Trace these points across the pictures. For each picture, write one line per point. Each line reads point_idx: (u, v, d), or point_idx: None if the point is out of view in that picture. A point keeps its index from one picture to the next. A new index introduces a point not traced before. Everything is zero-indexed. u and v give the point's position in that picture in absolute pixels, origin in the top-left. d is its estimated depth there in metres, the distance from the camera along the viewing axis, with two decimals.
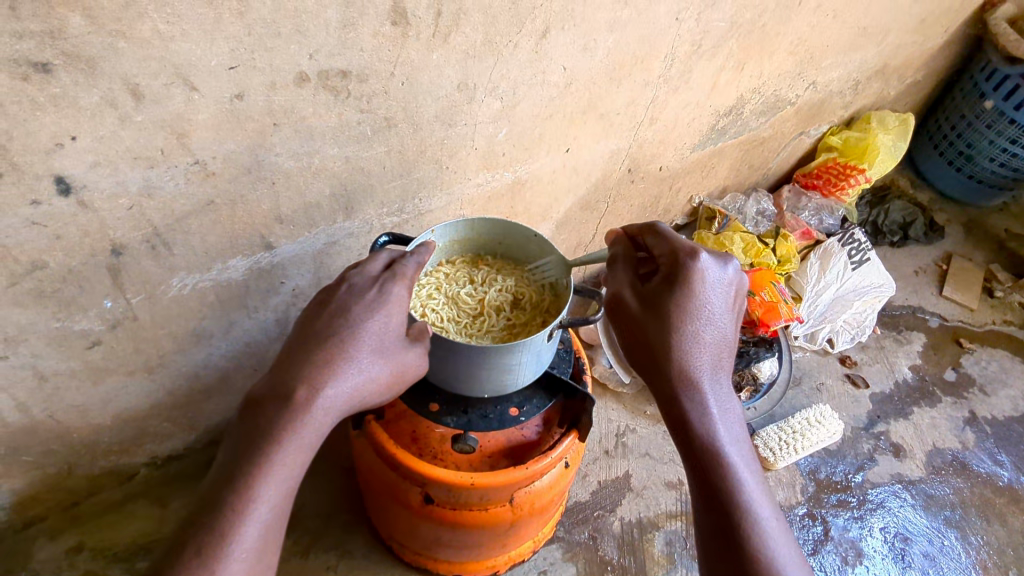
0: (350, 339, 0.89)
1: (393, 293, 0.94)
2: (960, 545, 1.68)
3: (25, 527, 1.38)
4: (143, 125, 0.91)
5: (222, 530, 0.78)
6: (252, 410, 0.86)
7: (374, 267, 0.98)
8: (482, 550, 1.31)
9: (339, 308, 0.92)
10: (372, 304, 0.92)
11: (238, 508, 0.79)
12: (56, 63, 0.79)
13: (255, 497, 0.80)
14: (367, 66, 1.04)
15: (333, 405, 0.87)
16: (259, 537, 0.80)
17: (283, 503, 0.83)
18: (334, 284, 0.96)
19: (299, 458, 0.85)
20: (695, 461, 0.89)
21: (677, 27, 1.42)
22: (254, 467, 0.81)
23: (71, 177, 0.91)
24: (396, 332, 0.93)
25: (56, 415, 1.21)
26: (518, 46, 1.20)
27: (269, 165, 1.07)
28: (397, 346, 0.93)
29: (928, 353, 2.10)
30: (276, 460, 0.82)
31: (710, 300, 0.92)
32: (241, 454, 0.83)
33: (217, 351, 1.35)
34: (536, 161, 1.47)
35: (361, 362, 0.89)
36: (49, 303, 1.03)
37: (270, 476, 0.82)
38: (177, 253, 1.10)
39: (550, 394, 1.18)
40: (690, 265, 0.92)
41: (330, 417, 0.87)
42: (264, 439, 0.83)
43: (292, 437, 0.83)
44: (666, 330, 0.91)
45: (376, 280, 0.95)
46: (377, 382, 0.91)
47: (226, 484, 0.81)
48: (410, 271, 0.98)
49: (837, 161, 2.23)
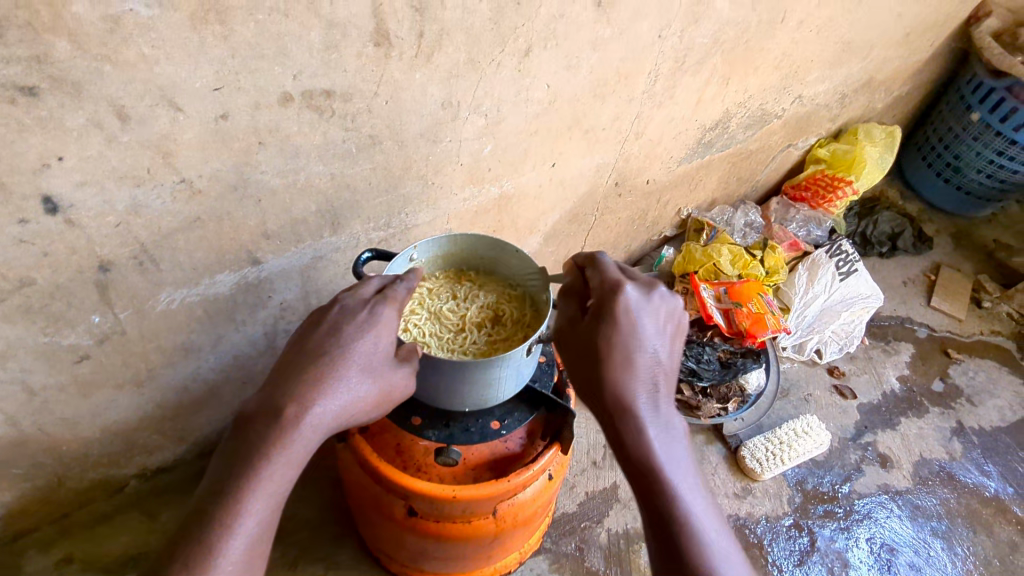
0: (340, 358, 0.91)
1: (384, 315, 0.95)
2: (946, 556, 1.68)
3: (14, 539, 1.40)
4: (130, 145, 0.93)
5: (210, 542, 0.80)
6: (243, 425, 0.88)
7: (366, 290, 0.99)
8: (467, 562, 1.32)
9: (331, 328, 0.94)
10: (363, 324, 0.94)
11: (225, 522, 0.81)
12: (43, 86, 0.82)
13: (243, 510, 0.82)
14: (351, 86, 1.06)
15: (321, 423, 0.88)
16: (246, 551, 0.82)
17: (270, 517, 0.85)
18: (327, 304, 0.97)
19: (286, 474, 0.86)
20: (643, 490, 0.90)
21: (660, 43, 1.44)
22: (242, 481, 0.83)
23: (58, 197, 0.93)
24: (386, 352, 0.95)
25: (46, 428, 1.23)
26: (502, 65, 1.22)
27: (255, 183, 1.09)
28: (387, 366, 0.95)
29: (916, 364, 2.11)
30: (264, 475, 0.84)
31: (641, 330, 0.94)
32: (231, 467, 0.85)
33: (206, 364, 1.36)
34: (521, 176, 1.49)
35: (350, 380, 0.91)
36: (37, 318, 1.05)
37: (258, 491, 0.84)
38: (165, 269, 1.12)
39: (532, 408, 1.21)
40: (617, 299, 0.93)
41: (318, 435, 0.88)
42: (252, 454, 0.84)
43: (280, 453, 0.85)
44: (601, 365, 0.92)
45: (367, 302, 0.96)
46: (365, 401, 0.92)
47: (215, 498, 0.83)
48: (401, 295, 0.99)
49: (825, 172, 2.25)
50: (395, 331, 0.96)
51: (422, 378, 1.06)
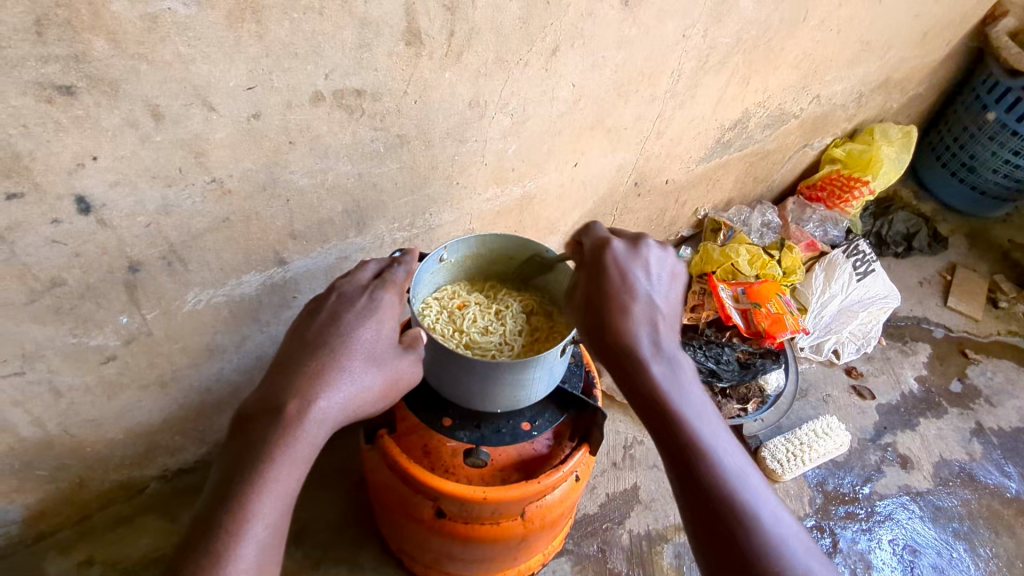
0: (342, 349, 0.91)
1: (383, 300, 0.97)
2: (968, 557, 1.68)
3: (36, 541, 1.39)
4: (162, 144, 0.92)
5: (219, 551, 0.77)
6: (245, 428, 0.87)
7: (363, 276, 1.02)
8: (492, 564, 1.31)
9: (331, 318, 0.94)
10: (363, 312, 0.95)
11: (234, 529, 0.78)
12: (79, 86, 0.81)
13: (250, 515, 0.80)
14: (382, 85, 1.06)
15: (327, 417, 0.87)
16: (257, 558, 0.79)
17: (280, 522, 0.83)
18: (325, 294, 0.99)
19: (293, 473, 0.85)
20: (661, 434, 0.90)
21: (684, 43, 1.44)
22: (249, 482, 0.81)
23: (91, 197, 0.92)
24: (389, 340, 0.95)
25: (70, 429, 1.22)
26: (529, 64, 1.21)
27: (285, 183, 1.09)
28: (391, 353, 0.95)
29: (934, 364, 2.10)
30: (270, 476, 0.82)
31: (638, 285, 0.95)
32: (235, 470, 0.83)
33: (230, 365, 1.36)
34: (545, 175, 1.48)
35: (354, 371, 0.90)
36: (66, 319, 1.04)
37: (265, 493, 0.82)
38: (193, 270, 1.11)
39: (562, 409, 1.20)
40: (606, 256, 0.97)
41: (325, 429, 0.87)
42: (257, 455, 0.83)
43: (285, 451, 0.83)
44: (610, 326, 0.93)
45: (366, 288, 0.99)
46: (371, 391, 0.92)
47: (220, 506, 0.80)
48: (400, 279, 1.02)
49: (841, 172, 2.23)
50: (397, 316, 0.98)
51: (453, 381, 1.06)
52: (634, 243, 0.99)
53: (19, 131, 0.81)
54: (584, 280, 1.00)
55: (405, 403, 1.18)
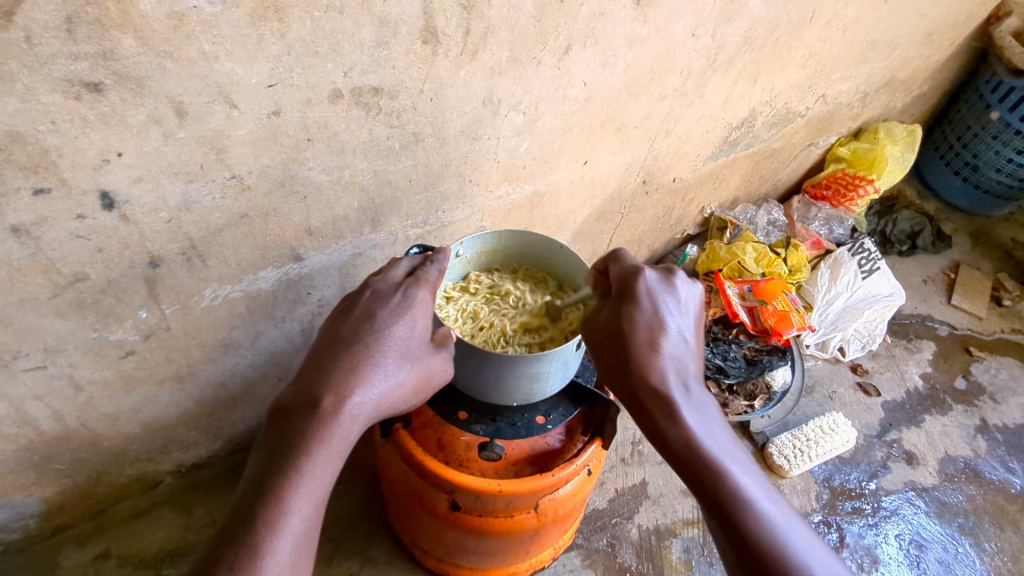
0: (376, 346, 0.92)
1: (417, 298, 0.99)
2: (974, 552, 1.69)
3: (52, 535, 1.41)
4: (185, 140, 0.94)
5: (256, 542, 0.79)
6: (281, 422, 0.88)
7: (396, 274, 1.03)
8: (505, 556, 1.33)
9: (365, 315, 0.96)
10: (397, 309, 0.97)
11: (270, 519, 0.80)
12: (107, 83, 0.82)
13: (287, 506, 0.82)
14: (398, 83, 1.07)
15: (361, 412, 0.89)
16: (293, 550, 0.81)
17: (314, 515, 0.85)
18: (359, 290, 1.01)
19: (328, 467, 0.87)
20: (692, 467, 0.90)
21: (693, 42, 1.45)
22: (285, 476, 0.83)
23: (115, 192, 0.93)
24: (421, 338, 0.97)
25: (88, 424, 1.24)
26: (541, 63, 1.23)
27: (302, 179, 1.10)
28: (423, 351, 0.96)
29: (938, 361, 2.12)
30: (306, 469, 0.84)
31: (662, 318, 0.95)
32: (272, 463, 0.85)
33: (244, 361, 1.37)
34: (554, 174, 1.50)
35: (387, 367, 0.92)
36: (88, 314, 1.06)
37: (302, 485, 0.84)
38: (211, 265, 1.13)
39: (576, 402, 1.20)
40: (632, 282, 0.96)
41: (358, 425, 0.89)
42: (294, 448, 0.85)
43: (321, 445, 0.85)
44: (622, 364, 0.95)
45: (399, 286, 1.00)
46: (403, 388, 0.93)
47: (258, 497, 0.82)
48: (432, 277, 1.03)
49: (846, 171, 2.27)
50: (429, 313, 0.99)
51: (470, 371, 1.07)
52: (664, 275, 0.98)
53: (47, 127, 0.82)
54: (603, 310, 0.99)
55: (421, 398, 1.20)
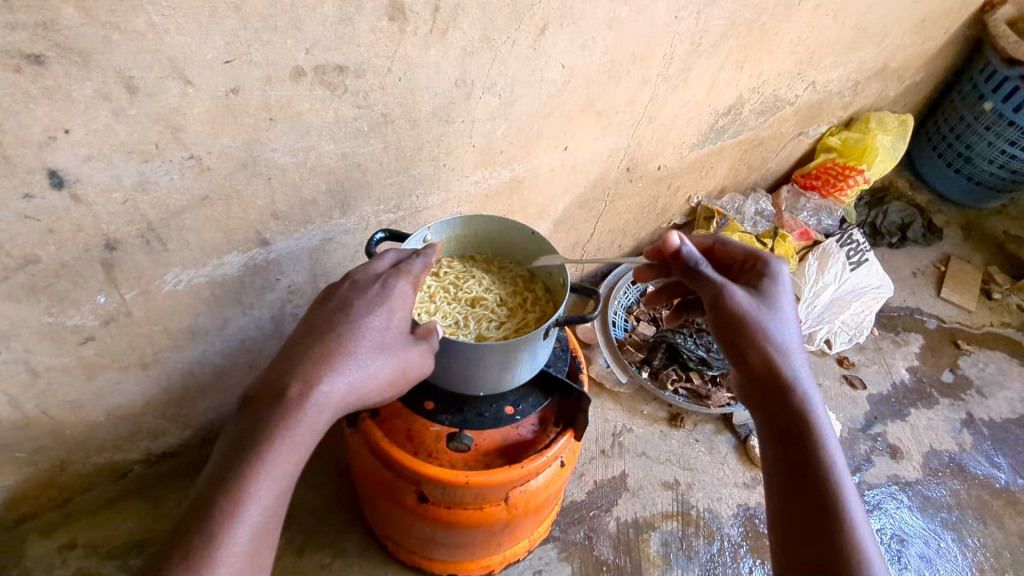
0: (348, 335, 0.87)
1: (396, 289, 0.93)
2: (956, 547, 1.67)
3: (17, 523, 1.38)
4: (137, 118, 0.90)
5: (211, 532, 0.75)
6: (248, 409, 0.84)
7: (381, 265, 0.99)
8: (477, 549, 1.30)
9: (341, 305, 0.92)
10: (374, 300, 0.92)
11: (228, 509, 0.77)
12: (49, 55, 0.79)
13: (247, 495, 0.78)
14: (364, 61, 1.03)
15: (330, 402, 0.84)
16: (250, 541, 0.77)
17: (276, 506, 0.81)
18: (340, 282, 0.97)
19: (293, 456, 0.82)
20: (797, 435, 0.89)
21: (676, 25, 1.41)
22: (246, 465, 0.79)
23: (64, 171, 0.90)
24: (398, 330, 0.91)
25: (49, 411, 1.21)
26: (516, 43, 1.19)
27: (266, 161, 1.06)
28: (400, 343, 0.91)
29: (925, 354, 2.10)
30: (270, 458, 0.80)
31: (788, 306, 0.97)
32: (234, 452, 0.81)
33: (213, 348, 1.34)
34: (533, 159, 1.46)
35: (360, 357, 0.87)
36: (42, 298, 1.02)
37: (264, 475, 0.79)
38: (172, 249, 1.09)
39: (546, 393, 1.17)
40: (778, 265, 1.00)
41: (327, 415, 0.84)
42: (258, 435, 0.81)
43: (286, 434, 0.81)
44: (758, 327, 0.93)
45: (379, 277, 0.95)
46: (376, 379, 0.88)
47: (219, 484, 0.79)
48: (416, 270, 0.97)
49: (837, 161, 2.23)
50: (408, 305, 0.94)
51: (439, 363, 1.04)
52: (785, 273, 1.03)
53: None
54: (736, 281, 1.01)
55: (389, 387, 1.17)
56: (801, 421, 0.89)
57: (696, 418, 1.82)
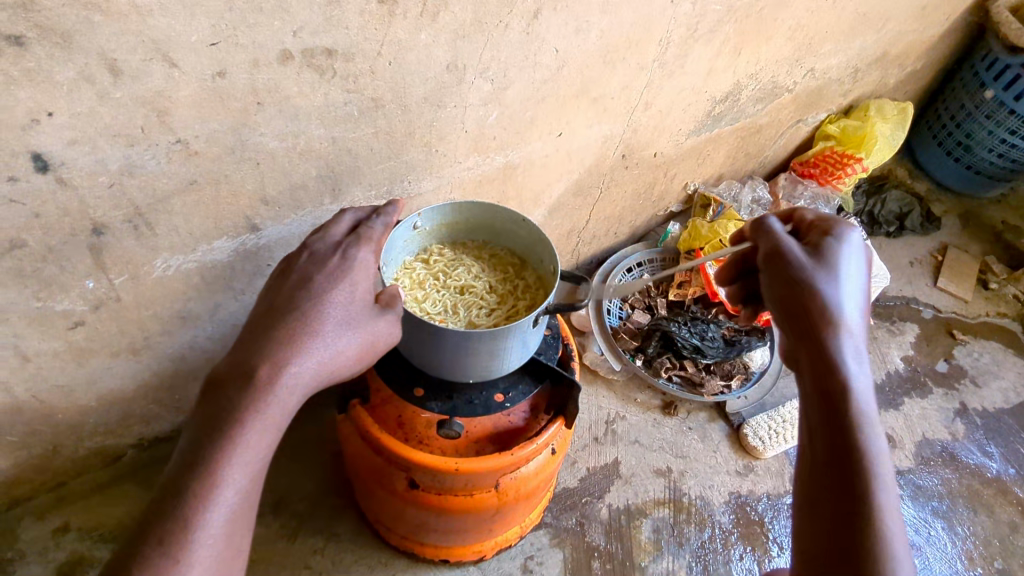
0: (313, 313, 0.87)
1: (357, 259, 0.94)
2: (946, 535, 1.68)
3: (10, 508, 1.38)
4: (122, 101, 0.89)
5: (185, 517, 0.75)
6: (213, 392, 0.83)
7: (337, 231, 0.99)
8: (469, 535, 1.31)
9: (301, 280, 0.91)
10: (335, 272, 0.92)
11: (200, 494, 0.76)
12: (30, 36, 0.77)
13: (219, 479, 0.77)
14: (354, 44, 1.02)
15: (299, 383, 0.84)
16: (226, 524, 0.77)
17: (249, 489, 0.80)
18: (297, 252, 0.97)
19: (265, 438, 0.81)
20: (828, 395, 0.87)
21: (673, 10, 1.39)
22: (216, 448, 0.78)
23: (48, 154, 0.89)
24: (362, 301, 0.91)
25: (40, 395, 1.21)
26: (509, 27, 1.18)
27: (254, 145, 1.05)
28: (366, 315, 0.91)
29: (920, 344, 2.10)
30: (240, 441, 0.79)
31: (856, 273, 0.95)
32: (202, 436, 0.80)
33: (204, 333, 1.34)
34: (527, 146, 1.45)
35: (327, 335, 0.86)
36: (30, 283, 1.02)
37: (235, 457, 0.79)
38: (161, 233, 1.08)
39: (537, 380, 1.18)
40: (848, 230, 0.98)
41: (298, 395, 0.84)
42: (226, 419, 0.79)
43: (257, 417, 0.80)
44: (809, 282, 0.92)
45: (339, 246, 0.96)
46: (345, 355, 0.87)
47: (189, 469, 0.77)
48: (377, 234, 0.99)
49: (835, 149, 2.21)
50: (371, 275, 0.94)
51: (425, 346, 1.03)
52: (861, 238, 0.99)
53: None
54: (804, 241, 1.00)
55: (377, 373, 1.17)
56: (841, 394, 0.86)
57: (689, 406, 1.83)
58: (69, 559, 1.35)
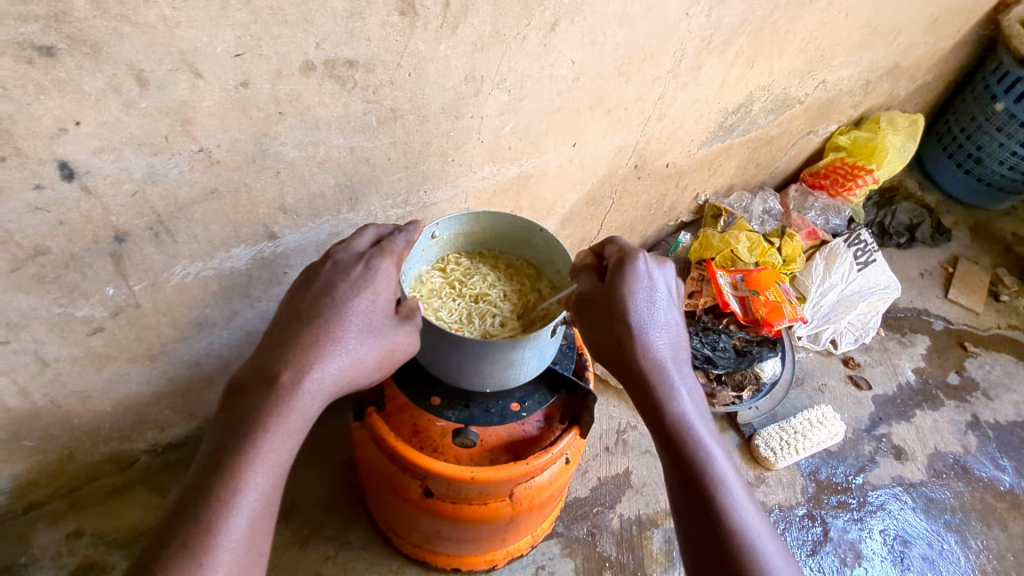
0: (337, 321, 0.87)
1: (381, 270, 0.93)
2: (959, 549, 1.67)
3: (24, 513, 1.39)
4: (147, 111, 0.90)
5: (209, 519, 0.75)
6: (237, 396, 0.83)
7: (361, 244, 0.98)
8: (482, 544, 1.31)
9: (324, 287, 0.91)
10: (358, 281, 0.92)
11: (225, 496, 0.77)
12: (61, 47, 0.79)
13: (244, 482, 0.78)
14: (375, 56, 1.03)
15: (321, 388, 0.84)
16: (249, 526, 0.78)
17: (271, 492, 0.81)
18: (320, 261, 0.96)
19: (287, 442, 0.82)
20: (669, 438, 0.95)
21: (687, 22, 1.41)
22: (241, 451, 0.79)
23: (75, 163, 0.90)
24: (384, 311, 0.92)
25: (56, 400, 1.21)
26: (526, 39, 1.19)
27: (274, 154, 1.06)
28: (386, 325, 0.92)
29: (931, 356, 2.09)
30: (263, 445, 0.80)
31: (660, 306, 0.99)
32: (227, 440, 0.80)
33: (220, 340, 1.34)
34: (542, 156, 1.46)
35: (349, 342, 0.87)
36: (51, 289, 1.03)
37: (258, 461, 0.79)
38: (180, 242, 1.09)
39: (553, 390, 1.18)
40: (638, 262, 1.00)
41: (319, 401, 0.85)
42: (251, 423, 0.80)
43: (280, 422, 0.81)
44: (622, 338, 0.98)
45: (362, 257, 0.95)
46: (365, 363, 0.89)
47: (214, 471, 0.78)
48: (398, 248, 0.98)
49: (845, 160, 2.22)
50: (392, 286, 0.94)
51: (443, 354, 1.03)
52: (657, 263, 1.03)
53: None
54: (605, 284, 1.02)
55: (394, 382, 1.17)
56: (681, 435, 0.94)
57: None
58: (82, 564, 1.35)
